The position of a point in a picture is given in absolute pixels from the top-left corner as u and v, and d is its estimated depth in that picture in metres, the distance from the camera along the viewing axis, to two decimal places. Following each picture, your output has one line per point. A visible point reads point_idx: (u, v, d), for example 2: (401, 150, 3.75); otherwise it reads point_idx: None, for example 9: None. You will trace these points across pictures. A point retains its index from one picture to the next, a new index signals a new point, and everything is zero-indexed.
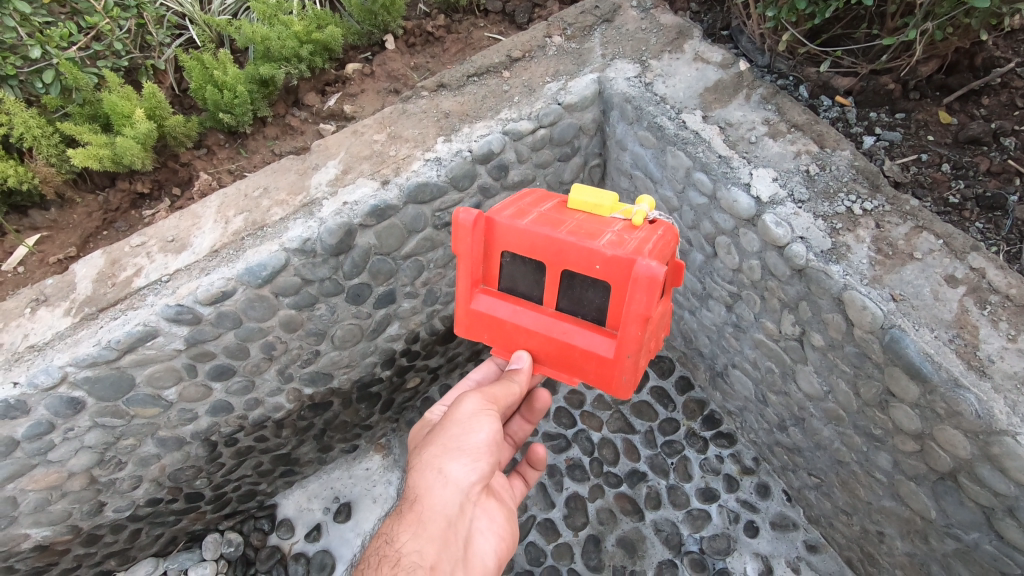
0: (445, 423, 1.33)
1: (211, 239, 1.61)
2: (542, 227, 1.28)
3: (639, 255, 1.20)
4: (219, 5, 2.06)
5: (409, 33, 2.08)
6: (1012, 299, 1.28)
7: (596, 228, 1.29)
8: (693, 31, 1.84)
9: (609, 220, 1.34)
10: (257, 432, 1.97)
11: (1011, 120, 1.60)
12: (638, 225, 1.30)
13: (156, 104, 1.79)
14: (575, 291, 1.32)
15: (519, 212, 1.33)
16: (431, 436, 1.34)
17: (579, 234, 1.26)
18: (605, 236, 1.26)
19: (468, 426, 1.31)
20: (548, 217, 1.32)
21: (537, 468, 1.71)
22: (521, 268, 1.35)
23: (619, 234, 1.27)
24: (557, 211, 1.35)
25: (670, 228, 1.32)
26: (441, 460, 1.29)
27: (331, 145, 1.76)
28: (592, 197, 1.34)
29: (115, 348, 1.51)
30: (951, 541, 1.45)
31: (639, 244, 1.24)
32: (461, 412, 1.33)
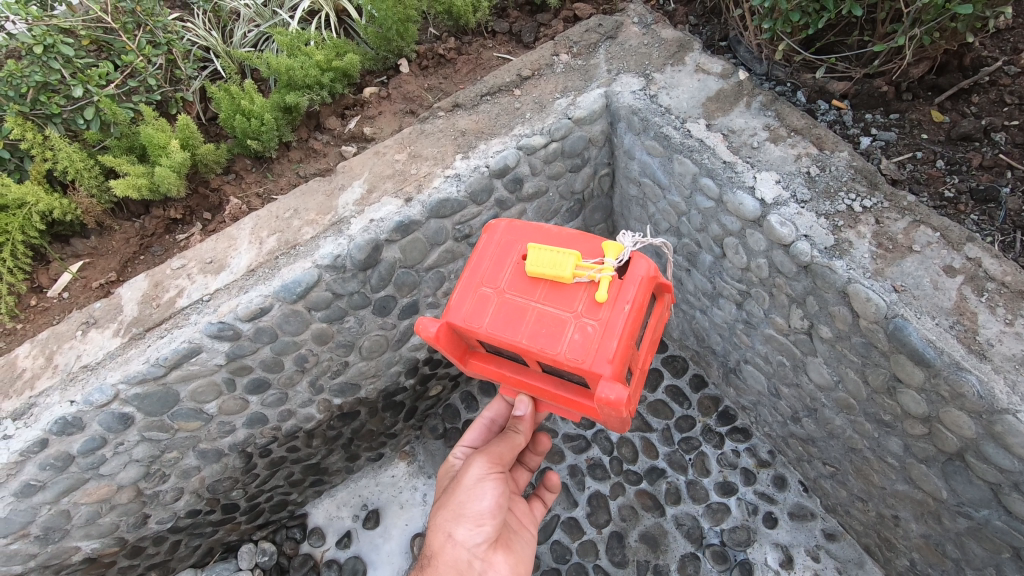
0: (454, 489, 1.50)
1: (247, 260, 1.71)
2: (504, 329, 1.33)
3: (602, 366, 1.25)
4: (240, 38, 2.23)
5: (422, 56, 2.19)
6: (1008, 285, 1.36)
7: (558, 318, 1.31)
8: (694, 44, 1.93)
9: (573, 289, 1.33)
10: (290, 442, 2.05)
11: (1001, 116, 1.68)
12: (605, 299, 1.30)
13: (188, 134, 1.91)
14: (552, 369, 1.39)
15: (480, 303, 1.37)
16: (444, 500, 1.51)
17: (541, 335, 1.30)
18: (568, 333, 1.29)
19: (474, 492, 1.48)
20: (510, 306, 1.35)
21: (554, 494, 1.78)
22: (499, 348, 1.43)
23: (583, 324, 1.29)
24: (518, 289, 1.36)
25: (636, 286, 1.31)
26: (451, 525, 1.45)
27: (355, 166, 1.86)
28: (550, 268, 1.32)
29: (163, 365, 1.60)
30: (963, 520, 1.52)
31: (603, 342, 1.27)
32: (467, 478, 1.50)
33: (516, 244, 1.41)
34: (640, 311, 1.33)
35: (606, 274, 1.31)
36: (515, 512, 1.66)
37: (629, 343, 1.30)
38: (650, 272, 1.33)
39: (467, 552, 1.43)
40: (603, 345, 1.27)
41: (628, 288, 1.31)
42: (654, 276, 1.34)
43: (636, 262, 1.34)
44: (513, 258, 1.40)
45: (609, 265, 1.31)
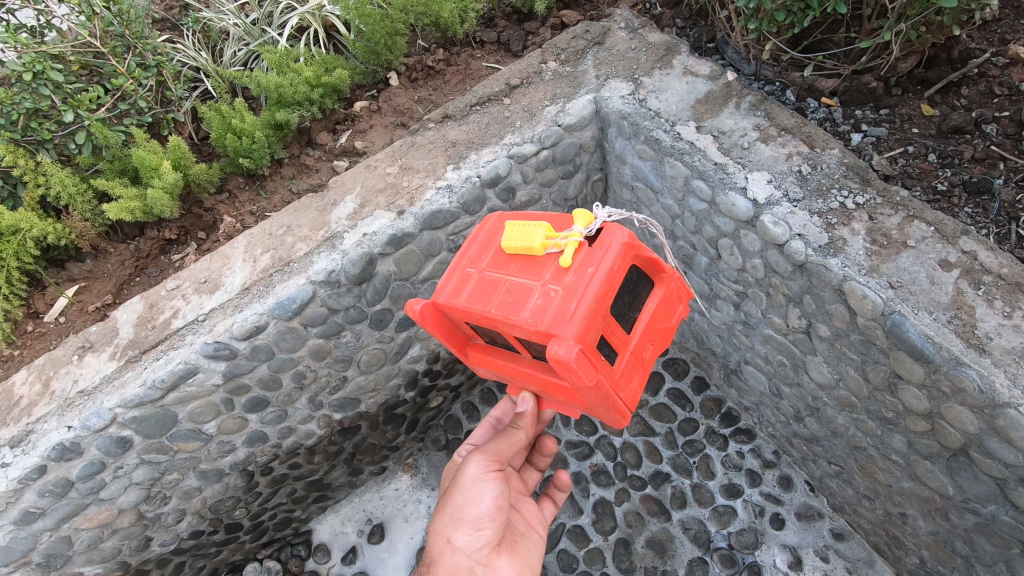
0: (451, 491, 1.48)
1: (241, 278, 1.71)
2: (476, 302, 1.32)
3: (561, 328, 1.19)
4: (230, 57, 2.24)
5: (411, 68, 2.20)
6: (1005, 278, 1.35)
7: (526, 287, 1.28)
8: (681, 46, 1.94)
9: (544, 260, 1.30)
10: (291, 460, 2.04)
11: (991, 107, 1.67)
12: (570, 265, 1.26)
13: (180, 155, 1.91)
14: (531, 346, 1.35)
15: (460, 282, 1.38)
16: (443, 501, 1.50)
17: (507, 304, 1.27)
18: (532, 300, 1.25)
19: (471, 493, 1.46)
20: (486, 281, 1.34)
21: (564, 492, 1.73)
22: (486, 331, 1.43)
23: (547, 290, 1.25)
24: (496, 266, 1.36)
25: (605, 250, 1.25)
26: (449, 530, 1.43)
27: (347, 180, 1.86)
28: (520, 241, 1.31)
29: (160, 388, 1.60)
30: (971, 516, 1.50)
31: (563, 304, 1.21)
32: (464, 479, 1.48)
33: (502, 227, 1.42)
34: (613, 278, 1.25)
35: (573, 240, 1.26)
36: (520, 513, 1.64)
37: (596, 308, 1.22)
38: (625, 239, 1.26)
39: (468, 558, 1.42)
40: (564, 308, 1.21)
41: (596, 254, 1.25)
42: (629, 242, 1.26)
43: (608, 231, 1.28)
44: (496, 239, 1.41)
45: (576, 232, 1.27)
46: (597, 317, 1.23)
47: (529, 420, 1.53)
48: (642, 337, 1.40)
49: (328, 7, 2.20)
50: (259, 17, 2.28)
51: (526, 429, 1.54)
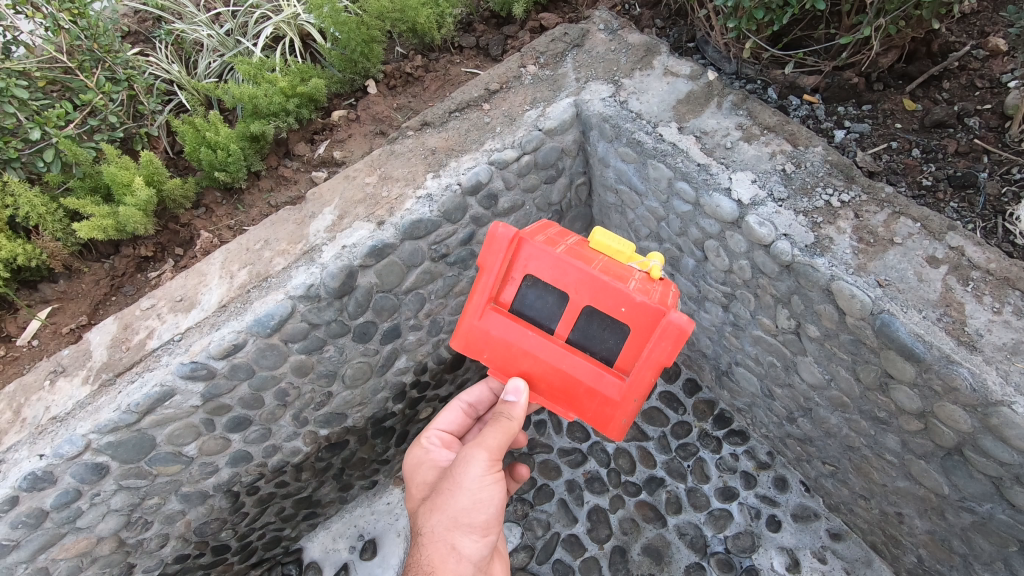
0: (453, 492, 1.39)
1: (218, 295, 1.66)
2: (575, 260, 1.39)
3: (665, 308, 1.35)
4: (204, 69, 2.20)
5: (390, 75, 2.16)
6: (993, 273, 1.33)
7: (622, 272, 1.42)
8: (660, 47, 1.92)
9: (627, 264, 1.47)
10: (278, 478, 2.00)
11: (973, 100, 1.66)
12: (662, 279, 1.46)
13: (153, 170, 1.86)
14: (590, 330, 1.41)
15: (549, 241, 1.44)
16: (439, 501, 1.41)
17: (610, 274, 1.39)
18: (632, 283, 1.40)
19: (478, 496, 1.40)
20: (577, 252, 1.43)
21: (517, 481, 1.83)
22: (539, 296, 1.43)
23: (642, 284, 1.41)
24: (582, 247, 1.46)
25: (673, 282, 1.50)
26: (454, 535, 1.38)
27: (325, 192, 1.82)
28: (614, 243, 1.46)
29: (135, 411, 1.55)
30: (967, 515, 1.48)
31: (665, 296, 1.39)
32: (469, 480, 1.39)
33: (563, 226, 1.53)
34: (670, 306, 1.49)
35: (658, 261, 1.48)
36: None
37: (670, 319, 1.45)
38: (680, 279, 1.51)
39: (472, 562, 1.40)
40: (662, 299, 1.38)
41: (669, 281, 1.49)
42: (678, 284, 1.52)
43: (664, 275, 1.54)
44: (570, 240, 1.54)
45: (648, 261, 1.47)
46: None
47: (514, 415, 1.43)
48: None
49: (303, 16, 2.17)
50: (233, 27, 2.25)
51: (519, 423, 1.44)
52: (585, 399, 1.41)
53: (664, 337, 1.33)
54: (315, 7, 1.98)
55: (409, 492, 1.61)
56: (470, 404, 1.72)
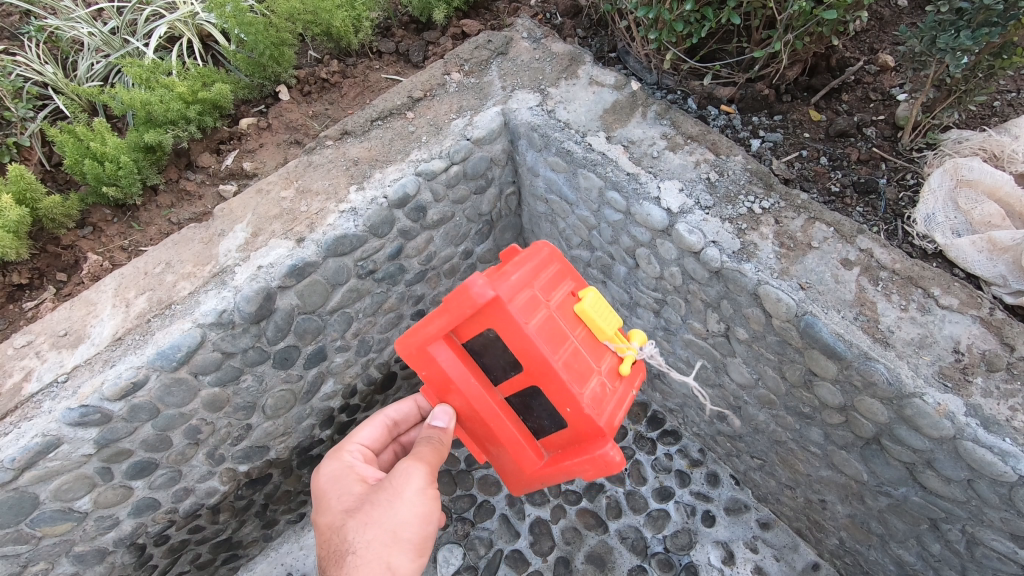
0: (394, 503, 1.27)
1: (111, 327, 1.48)
2: (547, 345, 1.22)
3: (607, 430, 1.27)
4: (86, 71, 1.96)
5: (303, 81, 2.02)
6: (898, 273, 1.43)
7: (586, 366, 1.28)
8: (584, 56, 1.93)
9: (599, 348, 1.34)
10: (191, 523, 1.80)
11: (868, 112, 1.79)
12: (622, 375, 1.35)
13: (25, 186, 1.65)
14: (532, 402, 1.34)
15: (531, 301, 1.24)
16: (374, 515, 1.26)
17: (566, 366, 1.24)
18: (592, 383, 1.28)
19: (419, 509, 1.28)
20: (551, 325, 1.25)
21: None
22: (503, 354, 1.28)
23: (605, 384, 1.31)
24: (564, 315, 1.30)
25: (642, 373, 1.39)
26: (386, 550, 1.23)
27: (236, 208, 1.68)
28: (602, 320, 1.31)
29: (11, 468, 1.33)
30: (884, 498, 1.58)
31: (618, 410, 1.30)
32: (409, 490, 1.29)
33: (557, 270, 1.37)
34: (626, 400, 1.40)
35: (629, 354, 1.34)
36: None
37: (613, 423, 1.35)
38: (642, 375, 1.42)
39: None
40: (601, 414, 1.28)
41: (637, 377, 1.38)
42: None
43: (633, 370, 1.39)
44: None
45: (634, 346, 1.36)
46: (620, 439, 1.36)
47: (441, 440, 1.37)
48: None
49: (202, 15, 2.00)
50: (119, 25, 2.02)
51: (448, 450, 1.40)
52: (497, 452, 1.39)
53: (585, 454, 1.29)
54: (216, 5, 1.82)
55: (319, 512, 1.37)
56: (394, 421, 1.60)
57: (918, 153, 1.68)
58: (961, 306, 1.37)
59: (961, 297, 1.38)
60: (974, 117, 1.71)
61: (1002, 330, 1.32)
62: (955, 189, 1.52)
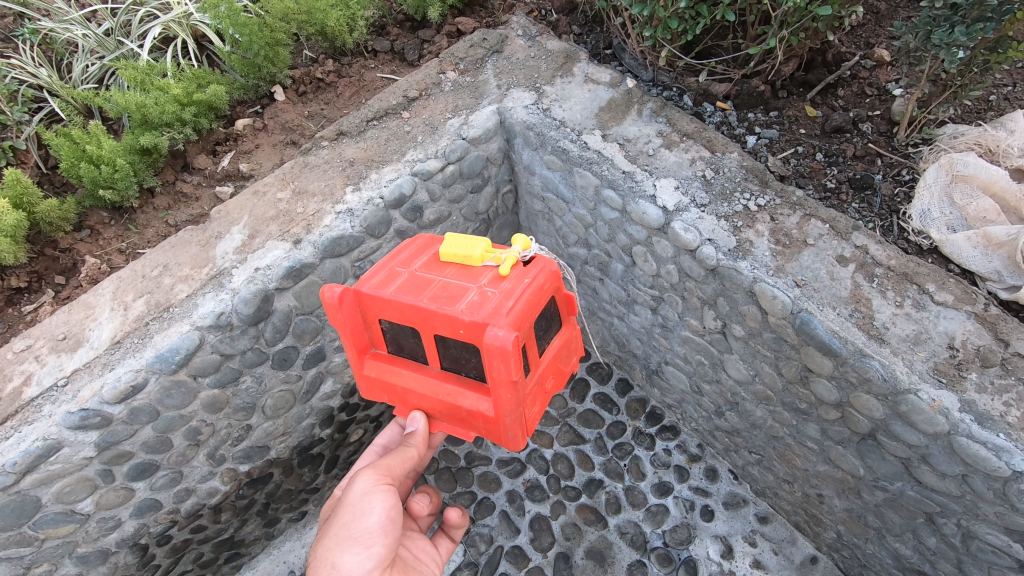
0: (339, 510, 1.34)
1: (110, 330, 1.49)
2: (405, 294, 1.28)
3: (493, 320, 1.17)
4: (80, 73, 1.96)
5: (298, 81, 2.02)
6: (894, 269, 1.43)
7: (461, 287, 1.26)
8: (579, 54, 1.92)
9: (478, 271, 1.30)
10: (193, 523, 1.81)
11: (864, 107, 1.79)
12: (507, 275, 1.26)
13: (22, 190, 1.65)
14: (451, 351, 1.31)
15: (387, 277, 1.33)
16: (325, 526, 1.33)
17: (439, 298, 1.25)
18: (467, 296, 1.24)
19: (359, 509, 1.32)
20: (418, 280, 1.31)
21: (461, 529, 1.61)
22: (401, 331, 1.35)
23: (484, 291, 1.24)
24: (430, 268, 1.34)
25: (543, 266, 1.28)
26: (333, 553, 1.27)
27: (232, 209, 1.68)
28: (460, 249, 1.31)
29: (13, 472, 1.34)
30: (880, 492, 1.59)
31: (504, 301, 1.20)
32: (349, 495, 1.34)
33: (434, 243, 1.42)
34: (542, 294, 1.26)
35: (510, 256, 1.27)
36: (409, 546, 1.53)
37: (526, 317, 1.22)
38: (556, 267, 1.31)
39: None
40: (497, 307, 1.20)
41: (532, 270, 1.27)
42: (561, 272, 1.32)
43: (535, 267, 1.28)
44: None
45: (514, 249, 1.28)
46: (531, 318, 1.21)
47: (403, 446, 1.42)
48: (549, 367, 1.38)
49: (196, 15, 2.00)
50: (113, 27, 2.02)
51: (413, 451, 1.42)
52: (471, 421, 1.34)
53: (490, 356, 1.16)
54: (210, 6, 1.82)
55: None
56: (388, 445, 1.62)
57: (914, 148, 1.68)
58: (955, 301, 1.37)
59: (956, 292, 1.38)
60: (970, 111, 1.71)
61: (996, 326, 1.33)
62: (950, 184, 1.52)
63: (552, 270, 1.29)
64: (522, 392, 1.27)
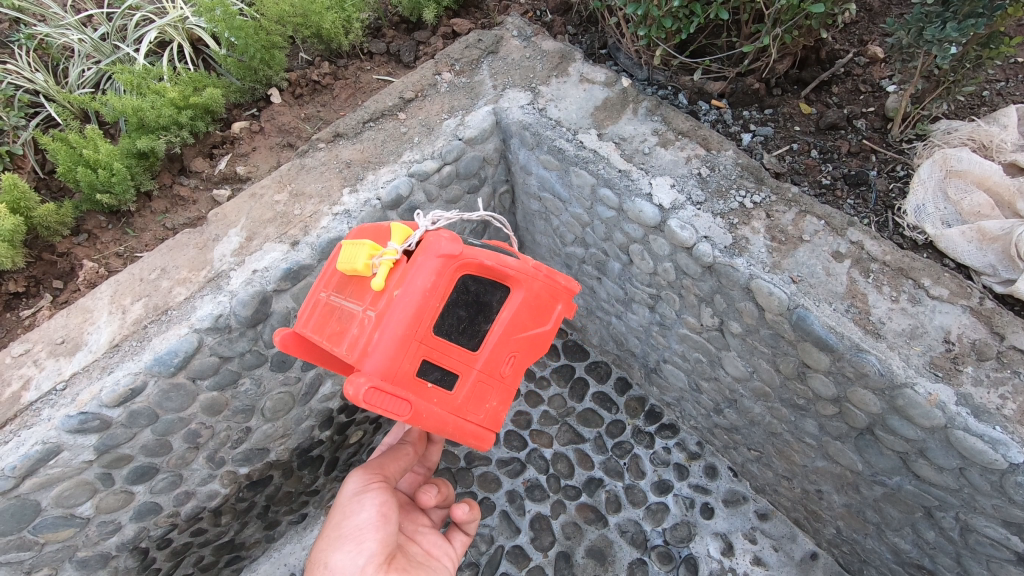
0: (332, 514, 1.41)
1: (108, 334, 1.49)
2: (316, 333, 1.31)
3: (364, 365, 1.18)
4: (77, 78, 1.96)
5: (294, 84, 2.03)
6: (889, 264, 1.44)
7: (347, 317, 1.26)
8: (575, 54, 1.93)
9: (369, 281, 1.26)
10: (193, 527, 1.81)
11: (858, 104, 1.79)
12: (383, 288, 1.21)
13: (19, 195, 1.66)
14: None
15: (314, 308, 1.37)
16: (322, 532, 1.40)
17: (336, 334, 1.27)
18: (352, 329, 1.23)
19: (349, 508, 1.38)
20: (328, 309, 1.32)
21: (473, 518, 1.54)
22: None
23: (364, 317, 1.22)
24: (339, 288, 1.32)
25: (419, 265, 1.19)
26: (327, 553, 1.32)
27: (230, 212, 1.69)
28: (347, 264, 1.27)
29: (12, 476, 1.34)
30: (879, 487, 1.60)
31: (373, 334, 1.19)
32: (340, 497, 1.42)
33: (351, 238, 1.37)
34: (423, 300, 1.19)
35: (386, 263, 1.22)
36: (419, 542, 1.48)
37: (404, 340, 1.19)
38: (441, 252, 1.18)
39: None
40: (370, 343, 1.19)
41: (408, 276, 1.19)
42: (453, 253, 1.19)
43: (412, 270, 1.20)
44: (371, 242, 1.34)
45: (392, 250, 1.23)
46: (404, 344, 1.19)
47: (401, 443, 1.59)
48: (494, 352, 1.33)
49: (192, 19, 2.00)
50: (109, 31, 2.02)
51: (410, 446, 1.58)
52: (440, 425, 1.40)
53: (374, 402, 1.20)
54: (205, 10, 1.82)
55: None
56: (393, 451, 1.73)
57: (908, 144, 1.69)
58: (951, 296, 1.38)
59: (951, 287, 1.39)
60: (964, 107, 1.72)
61: (991, 320, 1.33)
62: (944, 180, 1.52)
63: (435, 262, 1.18)
64: (447, 404, 1.30)
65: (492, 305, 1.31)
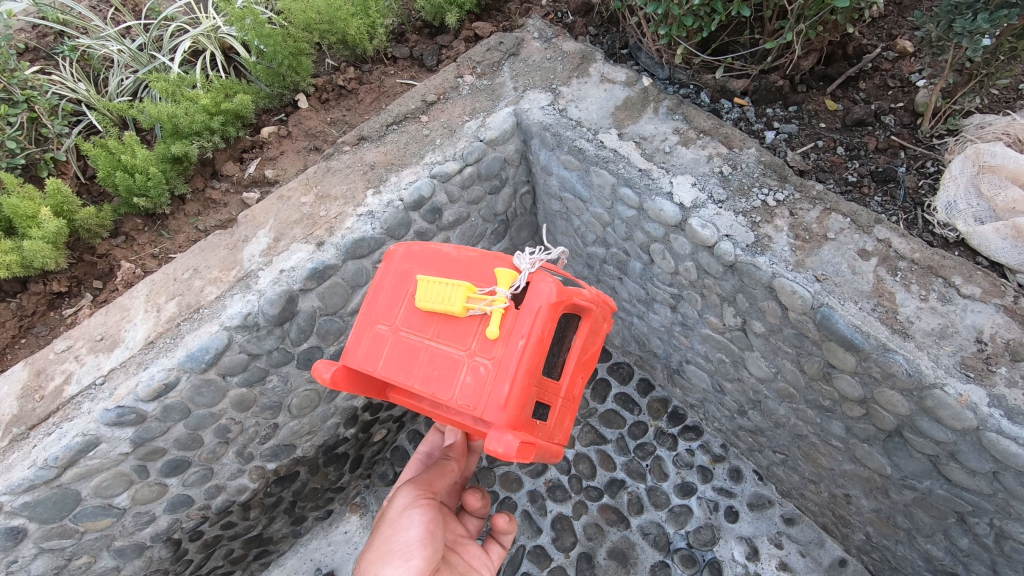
0: (380, 526, 1.44)
1: (144, 331, 1.55)
2: (399, 372, 1.31)
3: (492, 414, 1.22)
4: (116, 87, 2.06)
5: (321, 89, 2.08)
6: (918, 262, 1.40)
7: (450, 361, 1.28)
8: (596, 54, 1.93)
9: (466, 324, 1.29)
10: (223, 520, 1.87)
11: (887, 100, 1.76)
12: (498, 336, 1.25)
13: (62, 199, 1.74)
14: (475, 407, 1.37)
15: (373, 344, 1.35)
16: (369, 543, 1.43)
17: (433, 378, 1.28)
18: (462, 377, 1.26)
19: (398, 523, 1.41)
20: (404, 345, 1.33)
21: (511, 534, 1.60)
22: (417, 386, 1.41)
23: (477, 364, 1.26)
24: (412, 326, 1.33)
25: (535, 314, 1.24)
26: (375, 567, 1.35)
27: (258, 214, 1.74)
28: (437, 303, 1.28)
29: (55, 466, 1.41)
30: (909, 491, 1.56)
31: (499, 384, 1.22)
32: (390, 511, 1.45)
33: (416, 272, 1.38)
34: (543, 342, 1.26)
35: (499, 306, 1.26)
36: (461, 555, 1.54)
37: (526, 387, 1.25)
38: (554, 299, 1.25)
39: None
40: (495, 390, 1.23)
41: (522, 322, 1.24)
42: (561, 299, 1.26)
43: (528, 317, 1.25)
44: (445, 274, 1.36)
45: (501, 295, 1.26)
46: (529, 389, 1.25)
47: (444, 461, 1.64)
48: (573, 380, 1.44)
49: (223, 29, 2.07)
50: (146, 42, 2.10)
51: (451, 462, 1.64)
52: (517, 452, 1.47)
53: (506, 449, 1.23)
54: (236, 19, 1.88)
55: None
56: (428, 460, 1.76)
57: (939, 140, 1.65)
58: (984, 294, 1.34)
59: (984, 285, 1.35)
60: (998, 101, 1.67)
61: None
62: (977, 175, 1.48)
63: (547, 308, 1.25)
64: (544, 434, 1.38)
65: (567, 335, 1.44)
